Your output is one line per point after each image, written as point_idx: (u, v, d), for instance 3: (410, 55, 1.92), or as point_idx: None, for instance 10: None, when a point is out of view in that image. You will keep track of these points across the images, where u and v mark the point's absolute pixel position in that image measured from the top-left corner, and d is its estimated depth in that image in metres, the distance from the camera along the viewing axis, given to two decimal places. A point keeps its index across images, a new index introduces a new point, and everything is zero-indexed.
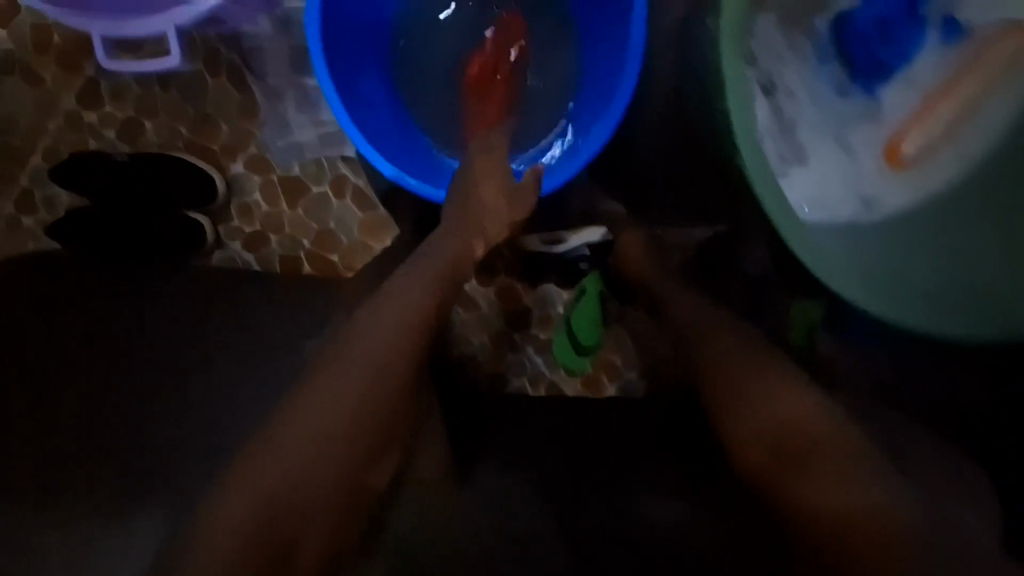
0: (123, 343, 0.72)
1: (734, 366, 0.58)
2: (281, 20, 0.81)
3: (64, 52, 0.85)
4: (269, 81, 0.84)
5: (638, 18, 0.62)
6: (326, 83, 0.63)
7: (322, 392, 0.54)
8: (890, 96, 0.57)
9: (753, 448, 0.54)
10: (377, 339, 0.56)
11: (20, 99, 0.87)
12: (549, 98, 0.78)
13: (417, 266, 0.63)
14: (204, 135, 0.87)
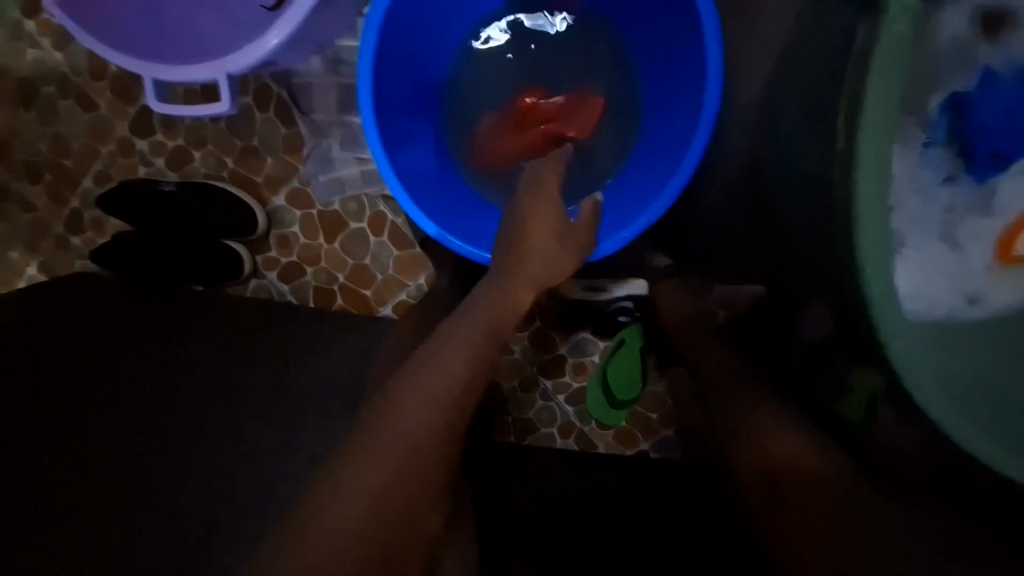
0: (153, 378, 0.70)
1: (750, 412, 0.56)
2: (332, 59, 0.81)
3: (118, 80, 0.86)
4: (316, 118, 0.84)
5: (711, 82, 0.58)
6: (374, 139, 0.61)
7: (375, 447, 0.46)
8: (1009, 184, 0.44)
9: (749, 477, 0.50)
10: (435, 388, 0.50)
11: (76, 124, 0.89)
12: (602, 152, 0.75)
13: (460, 321, 0.55)
14: (249, 167, 0.88)
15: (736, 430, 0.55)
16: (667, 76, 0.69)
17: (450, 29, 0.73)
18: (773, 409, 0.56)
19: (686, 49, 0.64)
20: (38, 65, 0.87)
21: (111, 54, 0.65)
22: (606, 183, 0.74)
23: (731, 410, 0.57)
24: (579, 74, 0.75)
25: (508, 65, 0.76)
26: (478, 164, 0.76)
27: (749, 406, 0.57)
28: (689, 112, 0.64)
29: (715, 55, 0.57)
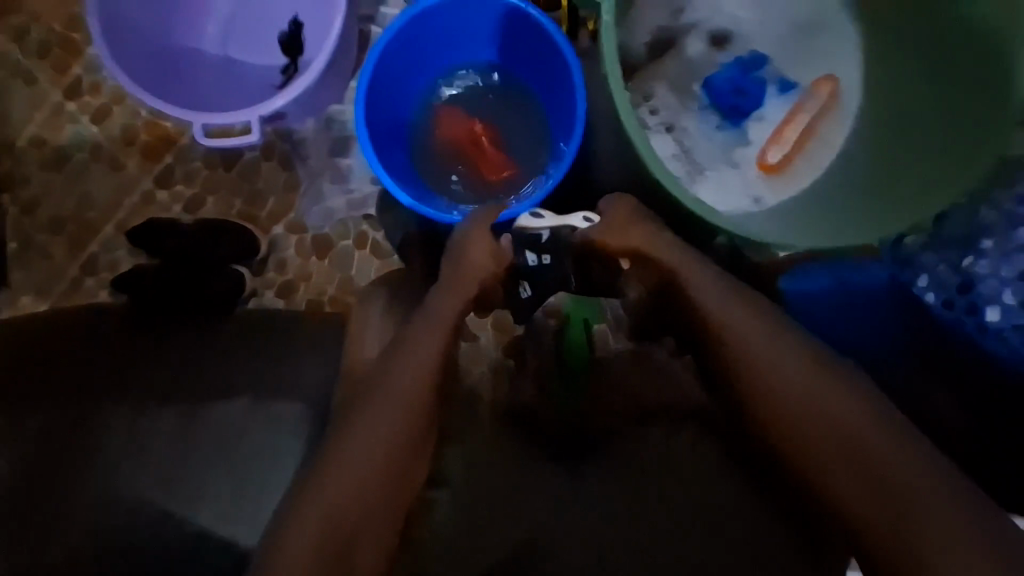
0: (165, 373, 0.78)
1: (760, 357, 0.67)
2: (324, 120, 1.03)
3: (146, 145, 1.05)
4: (310, 163, 1.05)
5: (578, 92, 0.82)
6: (367, 154, 0.81)
7: (348, 456, 0.62)
8: (752, 128, 0.78)
9: (762, 418, 0.66)
10: (393, 407, 0.66)
11: (103, 181, 1.07)
12: (528, 147, 0.94)
13: (426, 317, 0.73)
14: (254, 206, 1.07)
15: (748, 363, 0.67)
16: (548, 88, 0.91)
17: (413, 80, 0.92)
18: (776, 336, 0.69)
19: (557, 69, 0.85)
20: (75, 137, 1.06)
21: (149, 100, 0.83)
22: (535, 168, 0.93)
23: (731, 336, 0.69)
24: (509, 97, 0.95)
25: (465, 107, 0.95)
26: (440, 162, 0.95)
27: (756, 339, 0.68)
28: (567, 110, 0.87)
29: (577, 80, 0.81)
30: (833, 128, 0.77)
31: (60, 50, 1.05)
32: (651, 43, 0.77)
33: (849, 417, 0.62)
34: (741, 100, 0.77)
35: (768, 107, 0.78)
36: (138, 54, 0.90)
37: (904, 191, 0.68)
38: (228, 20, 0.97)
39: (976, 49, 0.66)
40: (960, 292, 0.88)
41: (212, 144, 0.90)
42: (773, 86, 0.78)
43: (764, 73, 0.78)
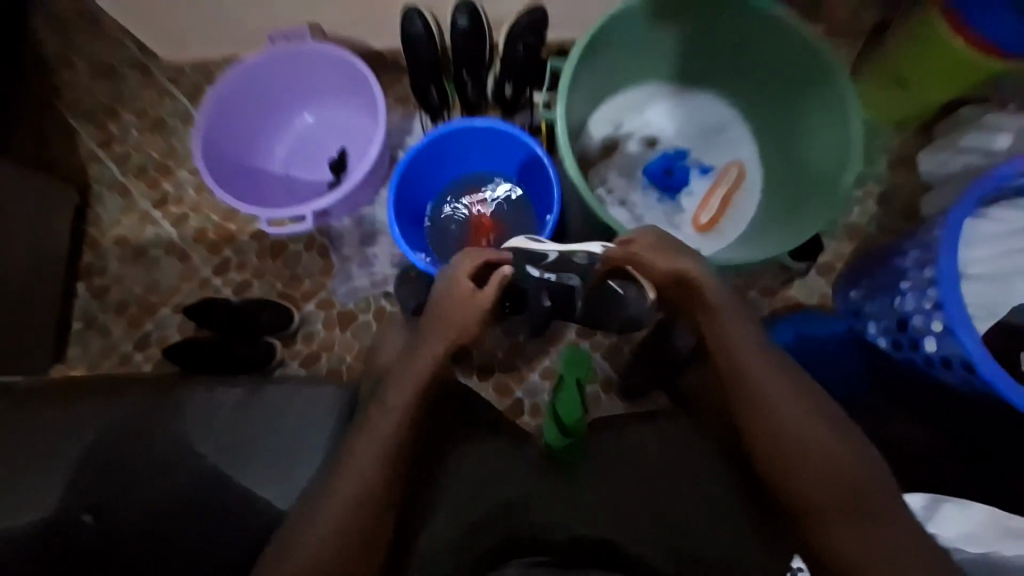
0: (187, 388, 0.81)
1: (768, 393, 0.71)
2: (358, 219, 1.28)
3: (212, 242, 1.30)
4: (344, 251, 1.27)
5: (554, 184, 1.04)
6: (395, 235, 1.03)
7: (332, 498, 0.63)
8: (686, 199, 1.01)
9: (761, 455, 0.70)
10: (376, 451, 0.65)
11: (170, 271, 1.29)
12: (519, 229, 1.15)
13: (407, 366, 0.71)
14: (292, 288, 1.27)
15: (747, 387, 0.72)
16: (533, 185, 1.14)
17: (427, 184, 1.16)
18: (787, 377, 0.72)
19: (538, 168, 1.09)
20: (156, 237, 1.31)
21: (232, 200, 1.10)
22: None
23: (736, 361, 0.73)
24: (502, 193, 1.17)
25: (471, 198, 1.17)
26: (448, 245, 1.16)
27: (767, 376, 0.72)
28: (546, 199, 1.09)
29: (553, 174, 1.04)
30: (745, 194, 1.00)
31: (154, 171, 1.34)
32: (596, 148, 1.02)
33: (842, 467, 0.66)
34: (673, 181, 1.01)
35: (695, 184, 1.02)
36: (224, 172, 1.19)
37: (800, 221, 0.89)
38: (294, 145, 1.29)
39: (825, 115, 0.88)
40: (900, 331, 0.99)
41: (272, 231, 1.13)
42: (696, 170, 1.02)
43: (687, 162, 1.02)
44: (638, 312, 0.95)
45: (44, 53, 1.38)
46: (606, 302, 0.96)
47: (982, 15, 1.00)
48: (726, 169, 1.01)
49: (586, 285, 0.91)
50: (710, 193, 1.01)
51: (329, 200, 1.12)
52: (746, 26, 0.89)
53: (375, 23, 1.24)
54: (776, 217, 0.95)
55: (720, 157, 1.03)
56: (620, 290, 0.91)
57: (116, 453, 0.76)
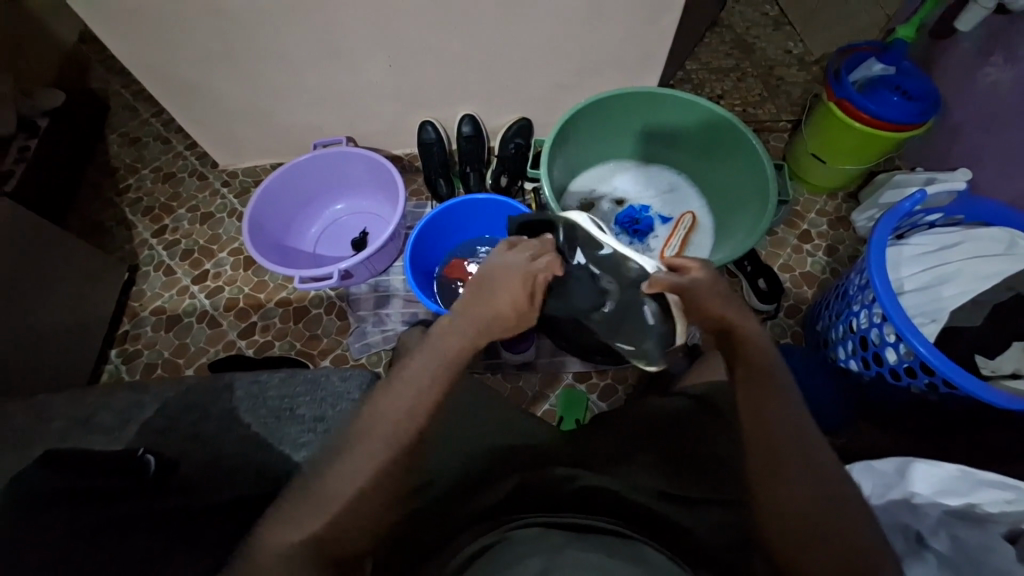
0: (222, 381, 0.88)
1: (783, 436, 0.61)
2: (374, 285, 1.44)
3: (241, 309, 1.45)
4: (359, 311, 1.41)
5: None
6: (412, 285, 1.20)
7: (341, 473, 0.60)
8: (653, 241, 1.23)
9: (774, 517, 0.59)
10: (376, 440, 0.61)
11: (200, 336, 1.43)
12: None
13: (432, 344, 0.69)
14: (310, 345, 1.39)
15: (762, 427, 0.63)
16: None
17: (439, 247, 1.36)
18: (802, 428, 0.63)
19: None
20: (191, 307, 1.47)
21: (271, 266, 1.30)
22: None
23: (755, 400, 0.65)
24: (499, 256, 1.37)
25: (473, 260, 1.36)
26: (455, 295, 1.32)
27: (777, 419, 0.63)
28: None
29: None
30: (698, 236, 1.23)
31: (197, 253, 1.55)
32: (575, 206, 1.25)
33: (838, 524, 0.57)
34: (641, 227, 1.24)
35: (659, 229, 1.24)
36: (265, 248, 1.40)
37: (741, 242, 1.09)
38: (326, 227, 1.55)
39: (748, 168, 1.13)
40: (864, 348, 1.08)
41: (302, 286, 1.29)
42: (658, 219, 1.25)
43: (649, 213, 1.26)
44: (659, 347, 0.85)
45: (120, 166, 1.69)
46: (628, 322, 0.88)
47: (874, 103, 1.28)
48: (683, 217, 1.24)
49: (622, 292, 0.89)
50: (672, 233, 1.23)
51: (353, 262, 1.27)
52: (680, 115, 1.17)
53: (397, 136, 1.58)
54: (723, 247, 1.16)
55: (676, 208, 1.26)
56: (652, 318, 0.83)
57: (161, 441, 0.81)
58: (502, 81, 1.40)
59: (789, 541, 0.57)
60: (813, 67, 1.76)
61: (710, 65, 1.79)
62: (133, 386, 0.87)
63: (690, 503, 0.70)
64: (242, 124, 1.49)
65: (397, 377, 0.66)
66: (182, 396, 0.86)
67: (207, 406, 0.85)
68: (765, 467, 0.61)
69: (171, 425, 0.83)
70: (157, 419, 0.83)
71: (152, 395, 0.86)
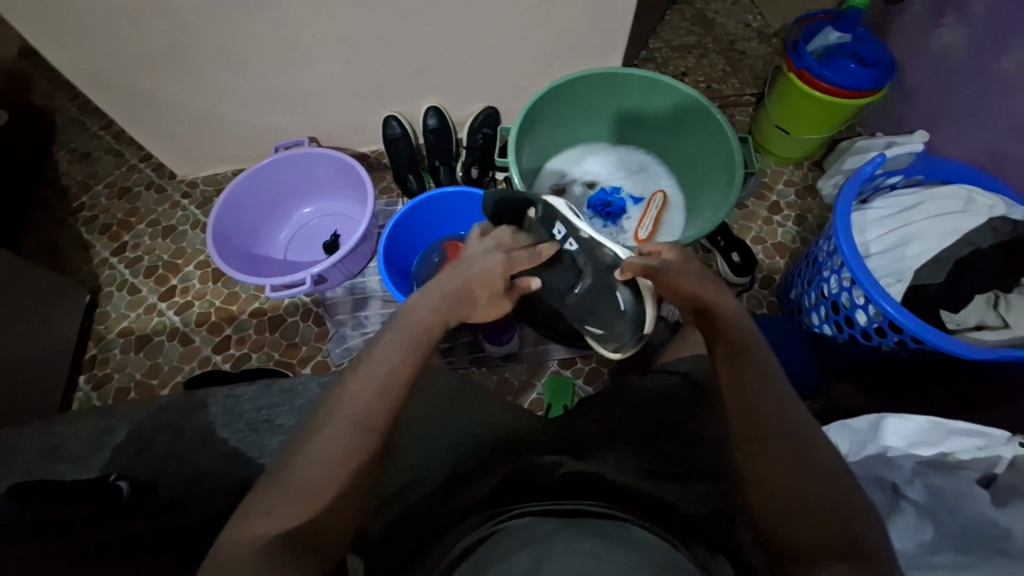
0: (198, 399, 0.86)
1: (762, 405, 0.63)
2: (350, 288, 1.41)
3: (214, 323, 1.41)
4: (337, 316, 1.39)
5: None
6: (388, 283, 1.19)
7: (311, 474, 0.58)
8: (626, 223, 1.23)
9: (758, 484, 0.60)
10: (345, 434, 0.59)
11: (172, 354, 1.38)
12: None
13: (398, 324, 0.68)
14: (289, 354, 1.36)
15: (754, 398, 0.63)
16: None
17: (416, 242, 1.34)
18: (779, 396, 0.64)
19: None
20: (160, 325, 1.42)
21: (240, 276, 1.25)
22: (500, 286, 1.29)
23: (738, 376, 0.65)
24: None
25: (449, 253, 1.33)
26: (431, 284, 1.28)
27: (755, 390, 0.64)
28: None
29: None
30: (672, 214, 1.23)
31: (162, 269, 1.49)
32: (547, 192, 1.25)
33: (818, 485, 0.58)
34: (614, 210, 1.24)
35: (631, 211, 1.24)
36: (232, 259, 1.36)
37: (714, 215, 1.10)
38: (295, 232, 1.51)
39: (716, 141, 1.13)
40: (836, 312, 1.11)
41: (275, 294, 1.25)
42: (630, 200, 1.25)
43: (621, 195, 1.26)
44: (629, 332, 0.88)
45: (71, 184, 1.61)
46: (600, 309, 0.91)
47: (832, 70, 1.30)
48: (655, 196, 1.24)
49: (597, 279, 0.90)
50: (645, 213, 1.23)
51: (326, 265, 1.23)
52: (645, 95, 1.17)
53: (361, 133, 1.54)
54: (698, 221, 1.16)
55: (647, 189, 1.27)
56: (623, 304, 0.86)
57: (134, 464, 0.79)
58: (465, 70, 1.38)
59: (772, 505, 0.58)
60: (772, 39, 1.78)
61: (673, 43, 1.80)
62: (103, 411, 0.84)
63: (681, 477, 0.71)
64: (200, 130, 1.44)
65: (363, 364, 0.64)
66: (154, 418, 0.83)
67: (182, 426, 0.83)
68: (746, 437, 0.62)
69: (144, 447, 0.80)
70: (128, 443, 0.81)
71: (123, 418, 0.83)
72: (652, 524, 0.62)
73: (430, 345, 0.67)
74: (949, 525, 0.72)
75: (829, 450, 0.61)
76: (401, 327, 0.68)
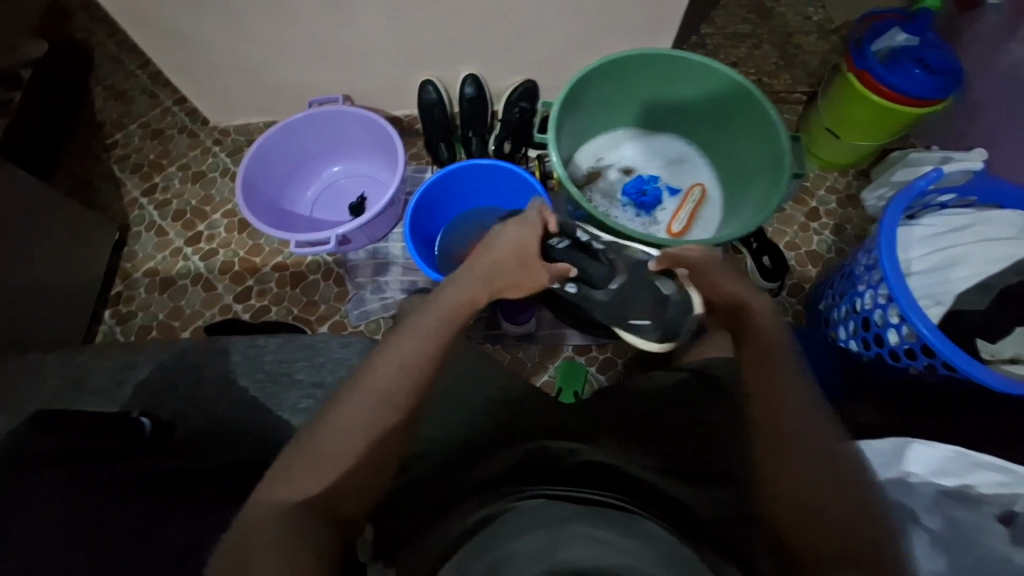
0: (219, 348, 0.87)
1: (793, 406, 0.63)
2: (372, 252, 1.41)
3: (236, 273, 1.42)
4: (357, 279, 1.39)
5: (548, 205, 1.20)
6: (413, 251, 1.18)
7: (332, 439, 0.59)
8: (660, 215, 1.20)
9: (785, 484, 0.60)
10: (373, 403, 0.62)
11: (194, 299, 1.40)
12: None
13: (427, 309, 0.72)
14: (308, 311, 1.37)
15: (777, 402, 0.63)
16: None
17: (445, 213, 1.33)
18: (807, 395, 0.64)
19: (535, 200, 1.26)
20: (184, 269, 1.44)
21: (267, 229, 1.26)
22: None
23: (765, 375, 0.65)
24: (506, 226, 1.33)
25: (477, 227, 1.32)
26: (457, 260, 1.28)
27: (786, 388, 0.64)
28: None
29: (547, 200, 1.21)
30: (709, 210, 1.19)
31: (190, 214, 1.51)
32: (582, 175, 1.22)
33: (844, 487, 0.58)
34: (649, 200, 1.20)
35: (667, 202, 1.21)
36: (259, 211, 1.36)
37: (756, 216, 1.05)
38: (322, 190, 1.50)
39: (767, 136, 1.08)
40: (866, 329, 1.08)
41: (299, 251, 1.24)
42: (667, 191, 1.21)
43: (658, 184, 1.22)
44: (681, 321, 0.92)
45: (106, 120, 1.61)
46: (640, 298, 0.94)
47: (896, 75, 1.23)
48: (694, 188, 1.20)
49: (633, 272, 0.96)
50: (681, 206, 1.19)
51: (353, 226, 1.23)
52: (695, 82, 1.12)
53: (396, 95, 1.51)
54: (738, 220, 1.12)
55: (686, 182, 1.23)
56: (667, 289, 0.92)
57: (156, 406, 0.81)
58: (506, 39, 1.33)
59: (800, 505, 0.58)
60: (832, 35, 1.69)
61: (726, 30, 1.71)
62: (127, 351, 0.86)
63: (693, 479, 0.70)
64: (236, 77, 1.42)
65: (392, 345, 0.67)
66: (177, 362, 0.85)
67: (203, 374, 0.85)
68: (772, 438, 0.62)
69: (168, 391, 0.83)
70: (151, 386, 0.83)
71: (147, 361, 0.85)
72: (660, 518, 0.63)
73: (456, 329, 0.70)
74: (962, 556, 0.71)
75: (856, 460, 0.60)
76: (435, 308, 0.71)
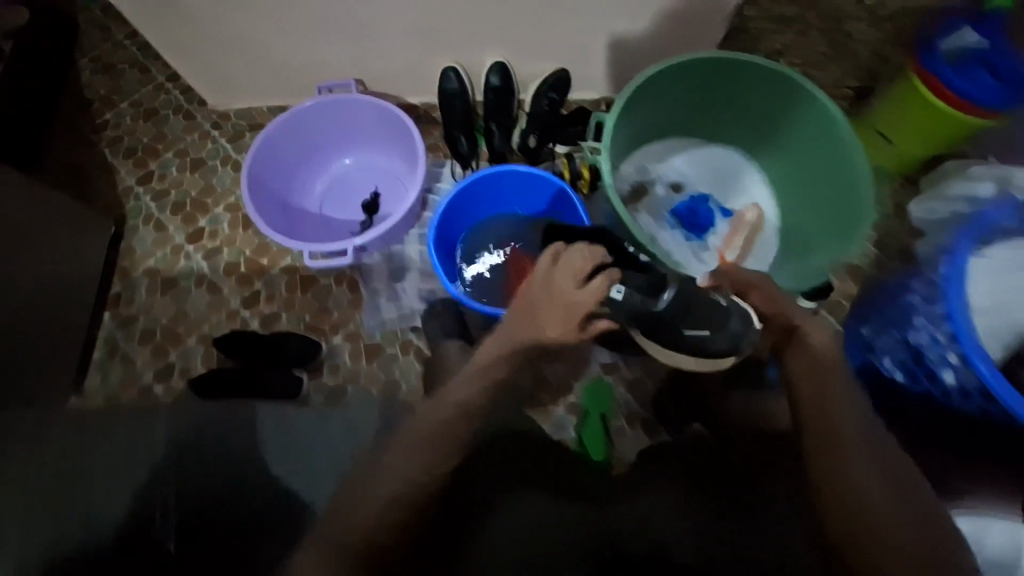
0: None
1: (849, 430, 0.66)
2: (388, 255, 1.32)
3: (243, 274, 1.33)
4: (372, 285, 1.31)
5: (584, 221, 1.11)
6: (437, 265, 1.09)
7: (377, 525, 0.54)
8: (711, 240, 1.13)
9: (840, 504, 0.63)
10: None
11: (199, 302, 1.32)
12: None
13: (469, 368, 0.76)
14: (320, 319, 1.30)
15: (833, 440, 0.65)
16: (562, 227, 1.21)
17: (465, 214, 1.22)
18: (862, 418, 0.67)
19: (569, 212, 1.17)
20: (186, 269, 1.35)
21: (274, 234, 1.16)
22: None
23: (827, 413, 0.67)
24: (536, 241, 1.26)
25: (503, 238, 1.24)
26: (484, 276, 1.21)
27: (841, 411, 0.67)
28: None
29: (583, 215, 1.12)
30: (764, 235, 1.13)
31: (190, 206, 1.40)
32: (627, 191, 1.14)
33: (901, 514, 0.62)
34: (700, 223, 1.14)
35: (719, 225, 1.14)
36: (265, 208, 1.25)
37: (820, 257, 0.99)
38: (332, 182, 1.39)
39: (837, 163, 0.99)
40: (916, 363, 1.02)
41: (311, 263, 1.15)
42: (718, 212, 1.15)
43: (709, 204, 1.15)
44: (741, 334, 0.92)
45: (95, 98, 1.48)
46: (696, 312, 0.92)
47: (967, 82, 1.13)
48: (750, 210, 1.12)
49: (684, 285, 0.93)
50: (734, 232, 1.12)
51: (371, 235, 1.14)
52: (763, 95, 1.03)
53: (413, 81, 1.38)
54: (798, 255, 1.06)
55: (739, 202, 1.16)
56: (723, 301, 0.91)
57: None
58: (540, 24, 1.20)
59: (858, 520, 0.62)
60: (886, 22, 1.55)
61: (772, 12, 1.57)
62: None
63: None
64: (237, 58, 1.29)
65: (428, 407, 0.72)
66: None
67: None
68: (828, 461, 0.65)
69: None
70: None
71: None
72: None
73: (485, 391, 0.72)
74: None
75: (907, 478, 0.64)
76: (476, 365, 0.75)
